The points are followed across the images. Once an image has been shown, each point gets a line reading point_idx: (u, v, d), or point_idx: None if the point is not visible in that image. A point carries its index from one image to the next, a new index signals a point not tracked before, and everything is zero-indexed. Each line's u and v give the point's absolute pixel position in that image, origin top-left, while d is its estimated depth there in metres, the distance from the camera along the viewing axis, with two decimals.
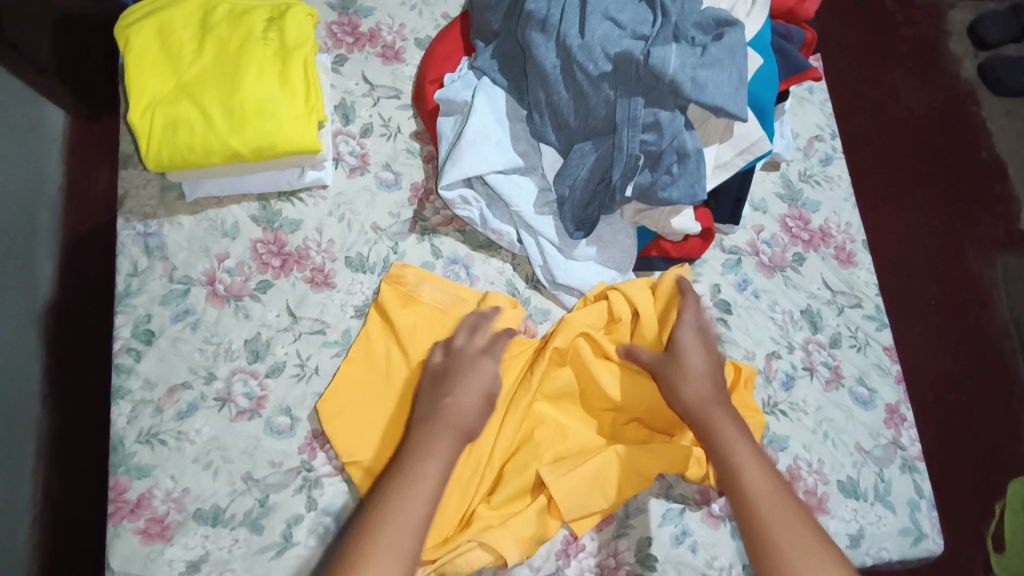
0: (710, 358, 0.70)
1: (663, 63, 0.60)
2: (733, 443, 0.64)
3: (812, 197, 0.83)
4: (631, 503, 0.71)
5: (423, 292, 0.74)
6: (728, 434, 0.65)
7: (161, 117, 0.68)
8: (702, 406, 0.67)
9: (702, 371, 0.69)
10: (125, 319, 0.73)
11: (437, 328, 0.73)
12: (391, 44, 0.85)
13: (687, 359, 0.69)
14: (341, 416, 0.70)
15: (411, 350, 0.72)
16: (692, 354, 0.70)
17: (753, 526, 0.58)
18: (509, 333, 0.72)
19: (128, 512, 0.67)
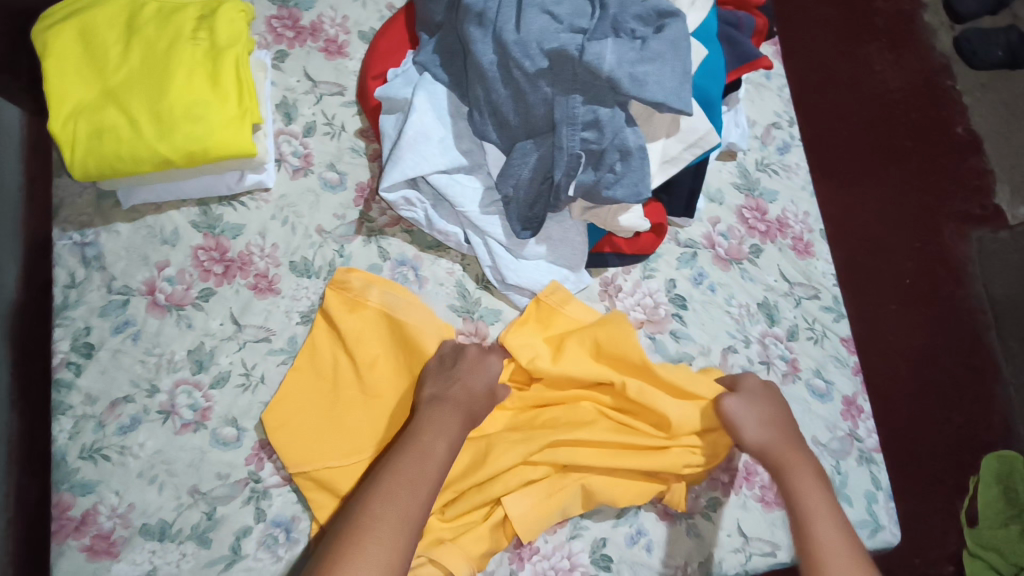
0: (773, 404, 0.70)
1: (599, 61, 0.58)
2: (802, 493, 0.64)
3: (769, 186, 0.81)
4: None
5: (369, 296, 0.73)
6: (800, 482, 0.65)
7: (85, 126, 0.65)
8: (771, 453, 0.67)
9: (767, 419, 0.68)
10: (63, 332, 0.71)
11: (385, 333, 0.72)
12: (334, 37, 0.83)
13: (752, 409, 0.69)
14: (290, 425, 0.69)
15: (359, 355, 0.71)
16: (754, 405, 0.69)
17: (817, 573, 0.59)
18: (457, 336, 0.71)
19: (72, 530, 0.66)
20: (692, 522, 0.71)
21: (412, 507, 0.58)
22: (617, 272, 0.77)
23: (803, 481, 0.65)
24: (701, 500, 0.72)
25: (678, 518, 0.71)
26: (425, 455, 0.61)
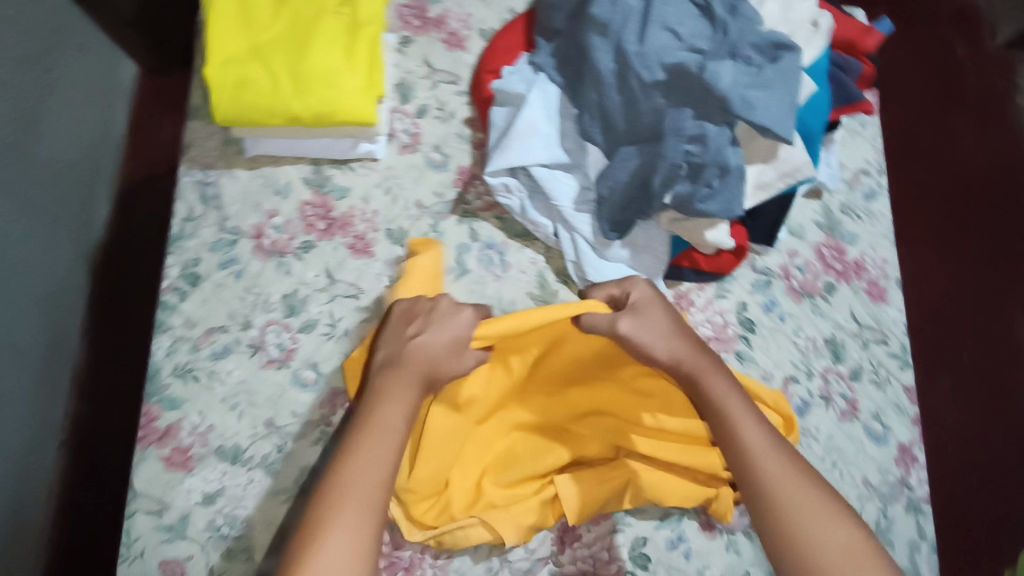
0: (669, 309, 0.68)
1: (716, 79, 0.61)
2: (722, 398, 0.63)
3: (851, 230, 0.83)
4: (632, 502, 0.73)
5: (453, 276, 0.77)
6: (718, 388, 0.64)
7: (232, 76, 0.71)
8: (683, 364, 0.66)
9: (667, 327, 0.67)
10: (175, 259, 0.77)
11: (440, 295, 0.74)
12: (456, 31, 0.88)
13: (651, 317, 0.67)
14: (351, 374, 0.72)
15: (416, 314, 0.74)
16: (652, 311, 0.67)
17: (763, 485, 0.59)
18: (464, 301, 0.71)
19: (156, 439, 0.71)
20: (732, 539, 0.72)
21: (382, 489, 0.56)
22: (692, 287, 0.80)
23: (722, 384, 0.64)
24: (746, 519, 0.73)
25: (717, 529, 0.72)
26: (376, 449, 0.58)
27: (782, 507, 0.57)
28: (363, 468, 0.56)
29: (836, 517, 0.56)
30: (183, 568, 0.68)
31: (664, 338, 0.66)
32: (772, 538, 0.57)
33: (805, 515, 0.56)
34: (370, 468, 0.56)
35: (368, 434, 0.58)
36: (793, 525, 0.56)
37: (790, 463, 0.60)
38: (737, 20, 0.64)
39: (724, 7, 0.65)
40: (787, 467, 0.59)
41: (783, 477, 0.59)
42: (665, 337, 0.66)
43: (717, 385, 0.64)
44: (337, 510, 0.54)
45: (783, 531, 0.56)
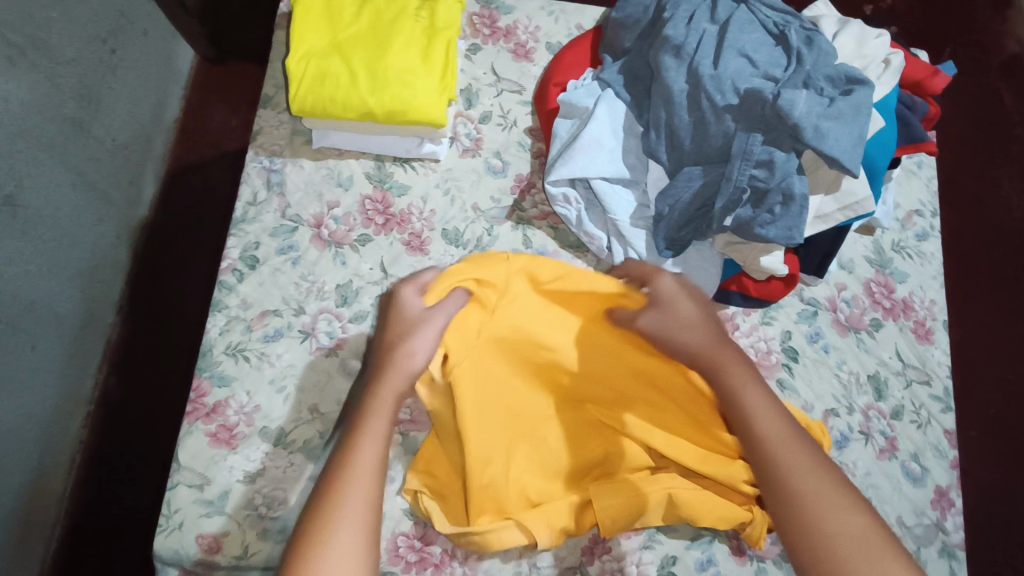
0: (695, 301, 0.70)
1: (791, 106, 0.62)
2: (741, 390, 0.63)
3: (901, 268, 0.83)
4: None
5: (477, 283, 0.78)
6: (736, 379, 0.64)
7: (313, 68, 0.74)
8: (700, 355, 0.67)
9: (693, 316, 0.69)
10: (236, 241, 0.79)
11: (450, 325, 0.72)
12: (524, 42, 0.90)
13: (679, 308, 0.69)
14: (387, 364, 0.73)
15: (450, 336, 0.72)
16: (680, 303, 0.69)
17: (777, 475, 0.57)
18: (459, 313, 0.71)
19: (203, 414, 0.73)
20: (762, 566, 0.72)
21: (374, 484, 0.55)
22: (738, 311, 0.80)
23: (740, 375, 0.64)
24: (776, 547, 0.73)
25: (745, 551, 0.73)
26: (363, 458, 0.56)
27: (797, 498, 0.55)
28: (352, 475, 0.55)
29: (851, 505, 0.54)
30: (219, 543, 0.69)
31: (685, 330, 0.68)
32: (787, 530, 0.55)
33: (817, 502, 0.55)
34: (358, 477, 0.55)
35: (356, 443, 0.58)
36: (805, 514, 0.54)
37: (809, 457, 0.58)
38: (813, 52, 0.66)
39: (801, 38, 0.67)
40: (806, 461, 0.58)
41: (802, 469, 0.57)
42: (694, 326, 0.68)
43: (737, 375, 0.64)
44: (326, 521, 0.53)
45: (799, 522, 0.54)
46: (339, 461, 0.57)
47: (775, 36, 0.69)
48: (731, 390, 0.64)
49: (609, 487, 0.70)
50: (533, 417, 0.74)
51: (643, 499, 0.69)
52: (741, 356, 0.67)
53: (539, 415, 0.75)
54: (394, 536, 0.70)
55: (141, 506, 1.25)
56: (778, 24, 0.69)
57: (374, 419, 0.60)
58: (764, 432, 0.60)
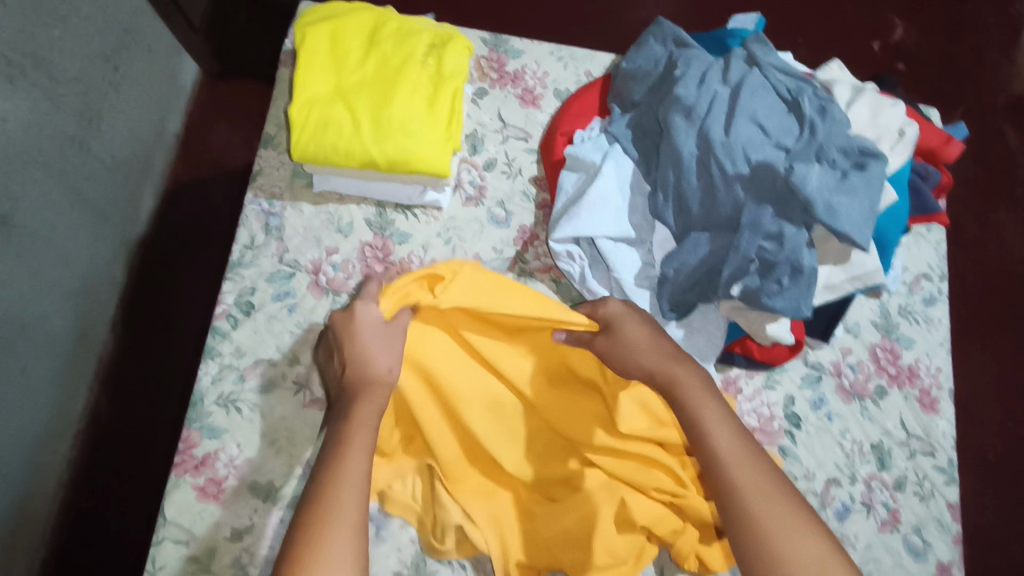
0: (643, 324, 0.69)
1: (803, 182, 0.60)
2: (694, 399, 0.63)
3: (907, 333, 0.82)
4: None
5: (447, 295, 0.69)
6: (691, 391, 0.64)
7: (316, 116, 0.72)
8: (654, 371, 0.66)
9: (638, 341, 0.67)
10: (232, 286, 0.78)
11: (492, 290, 0.71)
12: (532, 88, 0.88)
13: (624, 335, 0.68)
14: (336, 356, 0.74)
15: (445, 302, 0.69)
16: (627, 326, 0.69)
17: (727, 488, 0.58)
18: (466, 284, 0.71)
19: (191, 467, 0.71)
20: None
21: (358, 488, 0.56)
22: (741, 373, 0.79)
23: (695, 390, 0.64)
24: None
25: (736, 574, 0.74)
26: (348, 490, 0.55)
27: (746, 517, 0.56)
28: (333, 481, 0.56)
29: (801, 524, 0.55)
30: None
31: (637, 351, 0.67)
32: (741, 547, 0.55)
33: (772, 520, 0.55)
34: (345, 506, 0.54)
35: (343, 450, 0.58)
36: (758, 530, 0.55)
37: (760, 472, 0.58)
38: (826, 122, 0.64)
39: (814, 107, 0.66)
40: (756, 476, 0.58)
41: (753, 485, 0.57)
42: (643, 347, 0.67)
43: (689, 393, 0.64)
44: (314, 550, 0.51)
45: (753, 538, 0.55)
46: (322, 485, 0.56)
47: (788, 101, 0.67)
48: (687, 400, 0.64)
49: (566, 505, 0.70)
50: (501, 425, 0.74)
51: (598, 528, 0.68)
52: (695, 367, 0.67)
53: (508, 425, 0.74)
54: None
55: (131, 530, 1.23)
56: (791, 89, 0.68)
57: (351, 452, 0.58)
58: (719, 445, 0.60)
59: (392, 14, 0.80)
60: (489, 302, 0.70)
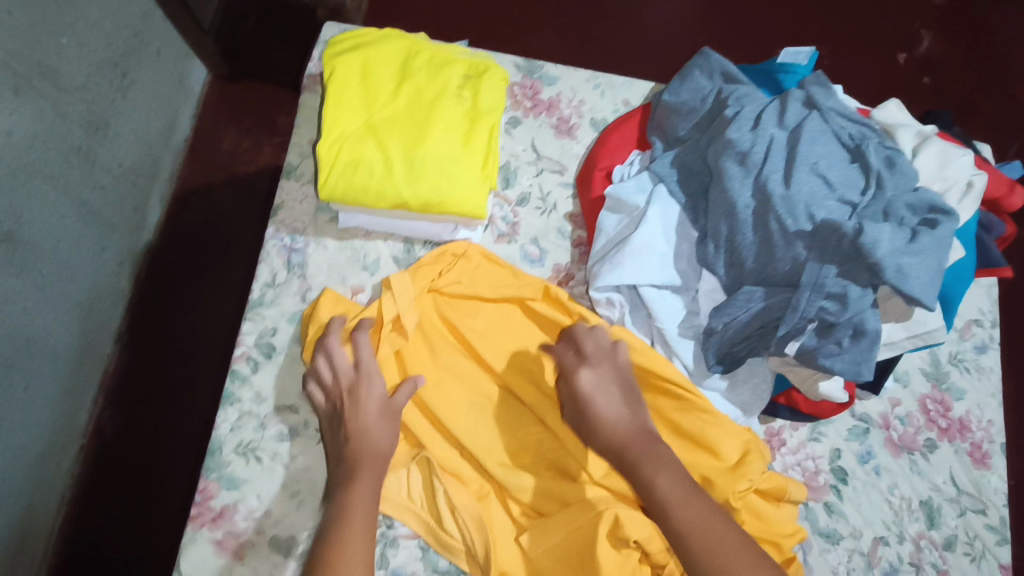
0: (616, 390, 0.67)
1: (874, 245, 0.56)
2: (656, 481, 0.59)
3: (958, 383, 0.78)
4: None
5: (448, 276, 0.74)
6: (653, 475, 0.60)
7: (345, 154, 0.68)
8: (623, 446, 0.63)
9: (610, 411, 0.65)
10: (252, 327, 0.74)
11: (489, 278, 0.75)
12: (567, 117, 0.84)
13: (596, 402, 0.65)
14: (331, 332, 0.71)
15: (444, 285, 0.74)
16: (600, 397, 0.66)
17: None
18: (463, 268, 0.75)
19: (208, 520, 0.68)
20: None
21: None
22: (785, 424, 0.76)
23: (656, 467, 0.60)
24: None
25: None
26: None
27: None
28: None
29: None
30: None
31: (611, 427, 0.64)
32: None
33: None
34: None
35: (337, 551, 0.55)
36: None
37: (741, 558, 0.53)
38: (895, 175, 0.61)
39: (880, 158, 0.62)
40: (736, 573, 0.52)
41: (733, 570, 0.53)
42: (615, 421, 0.64)
43: (648, 467, 0.60)
44: None
45: None
46: None
47: (850, 149, 0.64)
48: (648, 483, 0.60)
49: (556, 518, 0.68)
50: (492, 420, 0.72)
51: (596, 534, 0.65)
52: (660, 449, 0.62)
53: (495, 423, 0.72)
54: None
55: (130, 551, 1.18)
56: (853, 136, 0.64)
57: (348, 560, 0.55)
58: (682, 526, 0.56)
59: (425, 43, 0.76)
60: (484, 285, 0.75)
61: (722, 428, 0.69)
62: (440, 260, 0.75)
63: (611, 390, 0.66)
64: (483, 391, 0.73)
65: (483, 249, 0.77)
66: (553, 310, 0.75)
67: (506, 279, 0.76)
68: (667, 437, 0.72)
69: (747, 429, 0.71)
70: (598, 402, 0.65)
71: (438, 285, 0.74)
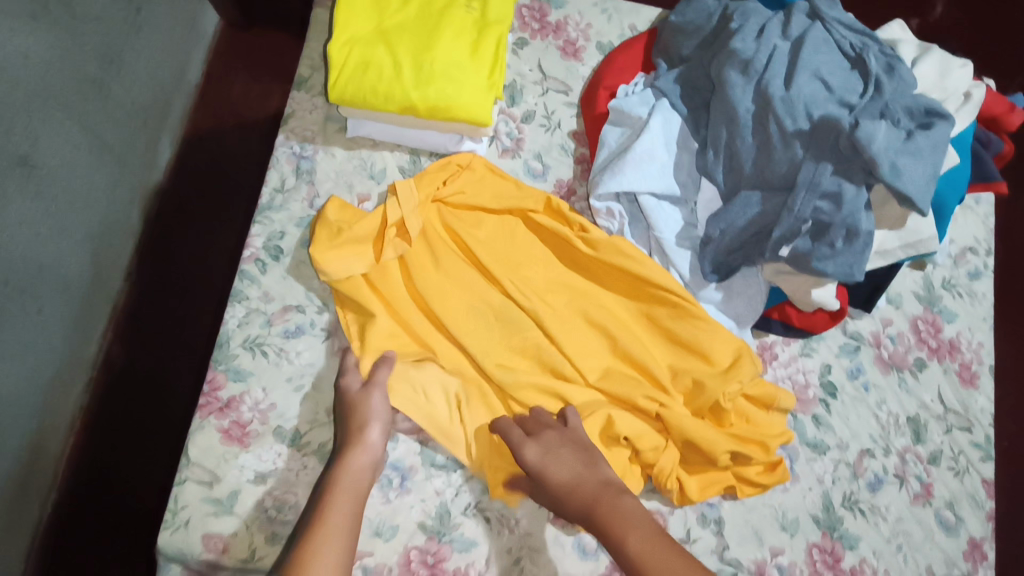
0: (571, 457, 0.65)
1: (869, 139, 0.58)
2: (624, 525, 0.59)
3: (950, 307, 0.80)
4: (692, 528, 0.70)
5: (451, 188, 0.76)
6: (621, 520, 0.60)
7: (356, 56, 0.70)
8: (585, 496, 0.63)
9: (566, 477, 0.64)
10: (261, 229, 0.76)
11: (490, 190, 0.77)
12: (574, 40, 0.86)
13: (550, 471, 0.64)
14: (337, 233, 0.72)
15: (448, 196, 0.76)
16: (553, 466, 0.65)
17: None
18: (468, 177, 0.77)
19: (216, 410, 0.70)
20: None
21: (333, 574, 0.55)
22: (777, 340, 0.77)
23: (624, 515, 0.60)
24: (799, 543, 0.70)
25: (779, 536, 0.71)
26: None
27: None
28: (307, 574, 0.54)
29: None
30: (226, 544, 0.66)
31: (569, 489, 0.64)
32: None
33: None
34: None
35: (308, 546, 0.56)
36: None
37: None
38: (893, 81, 0.62)
39: (880, 65, 0.64)
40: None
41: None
42: (571, 486, 0.64)
43: (619, 513, 0.60)
44: None
45: None
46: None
47: (852, 59, 0.65)
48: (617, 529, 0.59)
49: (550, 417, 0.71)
50: (491, 324, 0.74)
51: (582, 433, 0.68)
52: (629, 497, 0.62)
53: (494, 325, 0.74)
54: (407, 550, 0.67)
55: (136, 481, 1.16)
56: (854, 45, 0.66)
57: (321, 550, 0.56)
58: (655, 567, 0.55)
59: None
60: (486, 198, 0.76)
61: (715, 334, 0.71)
62: (444, 169, 0.77)
63: (560, 455, 0.65)
64: (483, 297, 0.74)
65: (487, 161, 0.78)
66: (555, 220, 0.76)
67: (507, 189, 0.77)
68: (659, 343, 0.74)
69: (740, 338, 0.72)
70: (553, 469, 0.65)
71: (442, 196, 0.76)
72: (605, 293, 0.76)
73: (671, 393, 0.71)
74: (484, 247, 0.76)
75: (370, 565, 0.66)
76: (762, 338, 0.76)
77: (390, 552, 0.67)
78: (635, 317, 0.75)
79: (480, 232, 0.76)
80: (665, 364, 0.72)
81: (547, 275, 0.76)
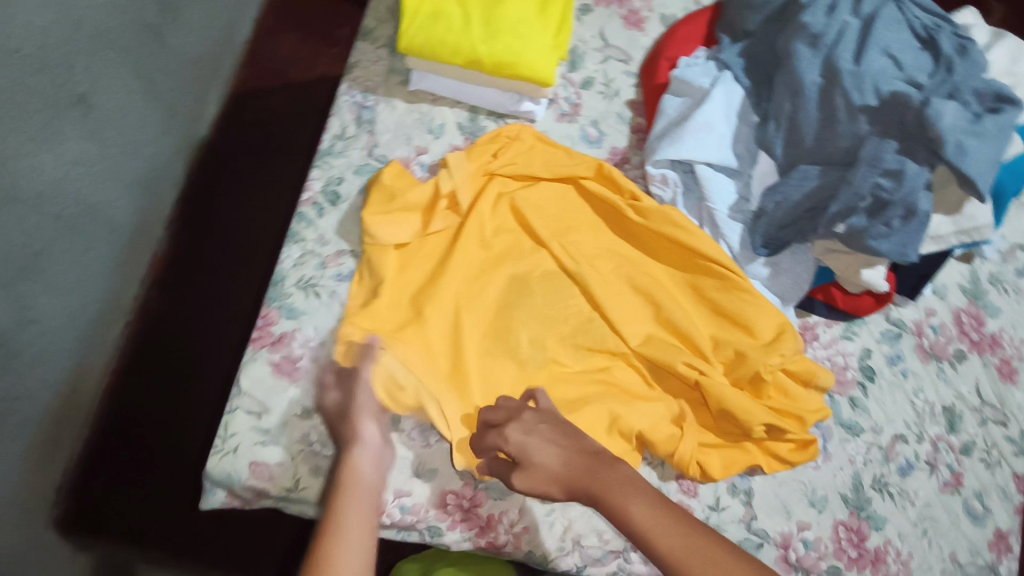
0: (550, 442, 0.64)
1: (937, 117, 0.58)
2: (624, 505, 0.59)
3: (994, 302, 0.81)
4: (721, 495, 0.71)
5: (507, 151, 0.77)
6: (619, 498, 0.59)
7: (427, 6, 0.71)
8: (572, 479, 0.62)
9: (550, 463, 0.62)
10: (320, 174, 0.78)
11: (542, 157, 0.77)
12: (637, 10, 0.87)
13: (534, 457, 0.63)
14: (389, 199, 0.73)
15: (500, 159, 0.76)
16: (536, 452, 0.63)
17: None
18: (523, 145, 0.77)
19: (268, 343, 0.72)
20: None
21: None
22: (820, 321, 0.78)
23: (620, 492, 0.60)
24: (826, 520, 0.71)
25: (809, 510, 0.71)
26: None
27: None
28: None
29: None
30: (273, 473, 0.69)
31: (555, 474, 0.62)
32: None
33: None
34: None
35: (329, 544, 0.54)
36: None
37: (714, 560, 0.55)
38: (965, 63, 0.63)
39: (953, 45, 0.64)
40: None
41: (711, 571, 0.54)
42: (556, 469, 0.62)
43: (614, 491, 0.60)
44: None
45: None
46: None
47: (923, 39, 0.66)
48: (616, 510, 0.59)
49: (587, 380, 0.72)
50: (538, 284, 0.74)
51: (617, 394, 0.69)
52: (623, 476, 0.61)
53: (540, 286, 0.74)
54: (443, 493, 0.69)
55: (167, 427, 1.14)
56: (926, 27, 0.66)
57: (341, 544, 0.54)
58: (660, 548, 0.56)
59: None
60: (538, 165, 0.77)
61: (759, 309, 0.72)
62: (494, 141, 0.78)
63: (542, 439, 0.64)
64: (530, 257, 0.75)
65: (537, 133, 0.79)
66: (606, 188, 0.77)
67: (560, 158, 0.77)
68: (702, 313, 0.75)
69: (787, 321, 0.73)
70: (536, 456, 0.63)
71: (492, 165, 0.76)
72: (652, 262, 0.77)
73: (710, 364, 0.72)
74: (534, 209, 0.76)
75: (408, 504, 0.68)
76: (807, 318, 0.77)
77: (428, 493, 0.69)
78: (680, 288, 0.76)
79: (535, 193, 0.77)
80: (706, 337, 0.73)
81: (595, 241, 0.77)
